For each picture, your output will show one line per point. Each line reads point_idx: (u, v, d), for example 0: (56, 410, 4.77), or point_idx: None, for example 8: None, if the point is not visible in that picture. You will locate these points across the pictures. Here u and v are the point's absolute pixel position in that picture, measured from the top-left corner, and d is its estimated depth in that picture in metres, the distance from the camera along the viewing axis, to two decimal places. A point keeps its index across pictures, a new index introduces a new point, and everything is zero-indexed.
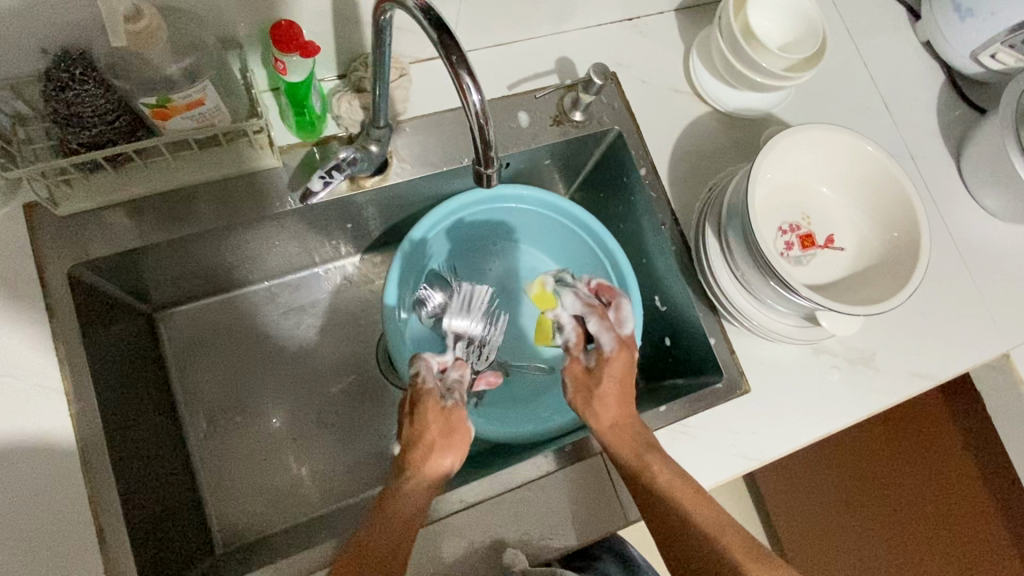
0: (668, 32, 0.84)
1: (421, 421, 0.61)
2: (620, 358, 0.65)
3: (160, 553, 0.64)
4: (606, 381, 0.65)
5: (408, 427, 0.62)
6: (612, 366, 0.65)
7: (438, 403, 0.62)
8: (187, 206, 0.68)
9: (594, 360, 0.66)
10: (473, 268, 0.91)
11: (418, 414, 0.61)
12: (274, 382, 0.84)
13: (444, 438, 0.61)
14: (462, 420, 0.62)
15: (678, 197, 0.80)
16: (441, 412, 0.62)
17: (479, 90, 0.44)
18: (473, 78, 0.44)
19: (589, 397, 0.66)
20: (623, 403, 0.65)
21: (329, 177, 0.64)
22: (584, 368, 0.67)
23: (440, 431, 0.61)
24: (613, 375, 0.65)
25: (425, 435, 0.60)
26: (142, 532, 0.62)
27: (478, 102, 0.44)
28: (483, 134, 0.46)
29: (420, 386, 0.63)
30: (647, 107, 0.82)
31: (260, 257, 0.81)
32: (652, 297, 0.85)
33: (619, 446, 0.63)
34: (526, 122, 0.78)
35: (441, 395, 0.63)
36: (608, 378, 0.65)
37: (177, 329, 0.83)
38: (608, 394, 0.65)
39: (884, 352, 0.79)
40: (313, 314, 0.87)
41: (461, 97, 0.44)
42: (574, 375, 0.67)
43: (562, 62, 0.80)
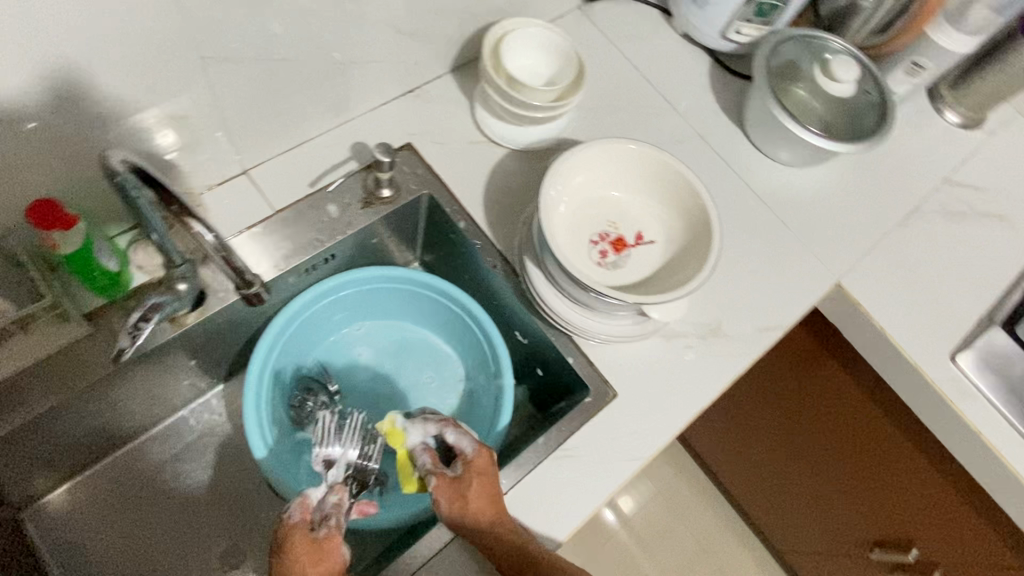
0: (448, 92, 0.89)
1: (291, 560, 0.57)
2: (479, 459, 0.67)
3: None
4: (473, 481, 0.66)
5: (277, 567, 0.58)
6: (472, 471, 0.67)
7: (309, 534, 0.59)
8: (5, 399, 0.65)
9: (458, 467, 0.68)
10: (341, 358, 0.92)
11: (287, 552, 0.58)
12: (166, 541, 0.81)
13: (316, 567, 0.57)
14: (336, 549, 0.59)
15: (500, 237, 0.83)
16: (312, 544, 0.59)
17: None
18: None
19: (461, 504, 0.65)
20: (492, 499, 0.66)
21: (137, 329, 0.64)
22: (450, 477, 0.67)
23: (312, 563, 0.58)
24: (484, 471, 0.67)
25: (294, 568, 0.57)
26: None
27: None
28: None
29: (290, 522, 0.60)
30: (449, 164, 0.86)
31: (114, 422, 0.79)
32: (514, 334, 0.88)
33: (497, 548, 0.63)
34: (337, 212, 0.80)
35: (311, 525, 0.60)
36: (475, 485, 0.66)
37: (48, 522, 0.79)
38: (478, 492, 0.65)
39: (729, 318, 0.85)
40: (191, 458, 0.85)
41: None
42: (441, 487, 0.67)
43: (356, 147, 0.84)
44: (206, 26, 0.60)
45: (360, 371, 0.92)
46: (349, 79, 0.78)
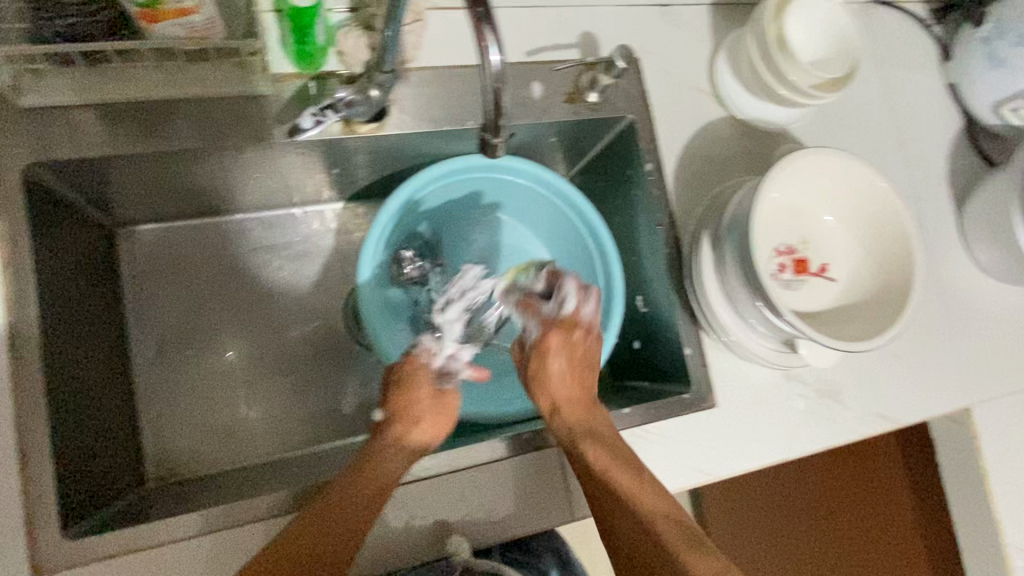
0: (697, 26, 0.81)
1: (410, 396, 0.66)
2: (553, 334, 0.66)
3: (91, 478, 0.62)
4: (545, 360, 0.66)
5: (396, 397, 0.66)
6: (548, 344, 0.66)
7: (433, 384, 0.67)
8: (165, 118, 0.62)
9: (533, 345, 0.68)
10: (458, 236, 0.87)
11: (410, 384, 0.66)
12: (232, 318, 0.80)
13: (432, 413, 0.66)
14: (451, 406, 0.67)
15: (679, 199, 0.77)
16: (434, 392, 0.66)
17: (500, 47, 0.43)
18: (497, 33, 0.42)
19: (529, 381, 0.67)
20: (566, 375, 0.65)
21: (322, 116, 0.61)
22: (524, 355, 0.69)
23: (430, 409, 0.66)
24: (553, 350, 0.66)
25: (415, 406, 0.65)
26: (72, 455, 0.60)
27: (497, 60, 0.43)
28: (496, 95, 0.46)
29: (414, 361, 0.67)
30: (665, 100, 0.78)
31: (239, 188, 0.76)
32: (635, 296, 0.83)
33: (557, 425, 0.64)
34: (539, 93, 0.73)
35: (433, 377, 0.68)
36: (556, 359, 0.66)
37: (139, 250, 0.78)
38: (545, 371, 0.66)
39: (852, 389, 0.78)
40: (284, 255, 0.83)
41: (481, 52, 0.43)
42: (519, 361, 0.70)
43: (585, 37, 0.76)
44: None
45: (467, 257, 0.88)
46: None
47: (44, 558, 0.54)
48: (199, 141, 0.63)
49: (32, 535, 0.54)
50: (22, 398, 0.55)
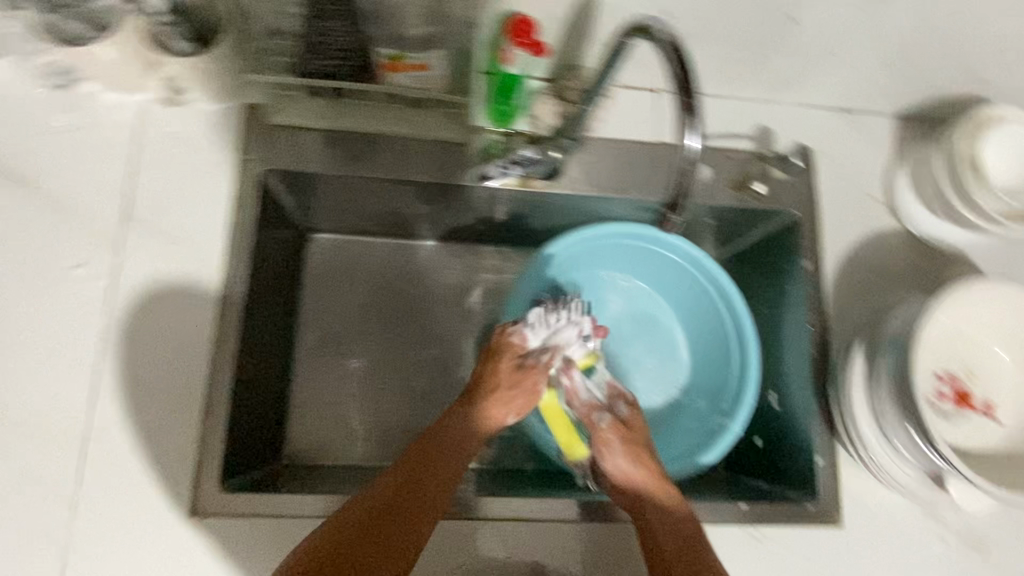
0: (879, 135, 0.80)
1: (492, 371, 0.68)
2: (638, 420, 0.71)
3: (247, 444, 0.70)
4: (638, 432, 0.70)
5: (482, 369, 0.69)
6: (637, 422, 0.71)
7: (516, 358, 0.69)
8: (374, 150, 0.72)
9: (625, 415, 0.71)
10: (596, 295, 0.90)
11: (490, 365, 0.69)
12: (380, 329, 0.87)
13: (510, 388, 0.68)
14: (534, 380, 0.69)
15: (835, 302, 0.75)
16: (513, 370, 0.69)
17: (697, 137, 0.47)
18: (697, 123, 0.46)
19: (621, 436, 0.69)
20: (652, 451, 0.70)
21: (507, 168, 0.70)
22: (616, 419, 0.70)
23: (508, 383, 0.68)
24: (640, 430, 0.70)
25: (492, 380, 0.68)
26: (240, 420, 0.68)
27: (692, 147, 0.47)
28: (682, 176, 0.49)
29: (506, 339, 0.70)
30: (833, 202, 0.77)
31: (412, 217, 0.85)
32: (768, 391, 0.81)
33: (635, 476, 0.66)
34: (707, 176, 0.76)
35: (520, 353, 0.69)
36: (637, 436, 0.70)
37: (319, 253, 0.89)
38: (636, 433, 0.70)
39: (1005, 545, 0.70)
40: (435, 283, 0.90)
41: (680, 139, 0.47)
42: (614, 426, 0.69)
43: (762, 130, 0.78)
44: None
45: (601, 316, 0.90)
46: (811, 67, 0.73)
47: (199, 502, 0.61)
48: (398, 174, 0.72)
49: (196, 477, 0.62)
50: (216, 362, 0.65)
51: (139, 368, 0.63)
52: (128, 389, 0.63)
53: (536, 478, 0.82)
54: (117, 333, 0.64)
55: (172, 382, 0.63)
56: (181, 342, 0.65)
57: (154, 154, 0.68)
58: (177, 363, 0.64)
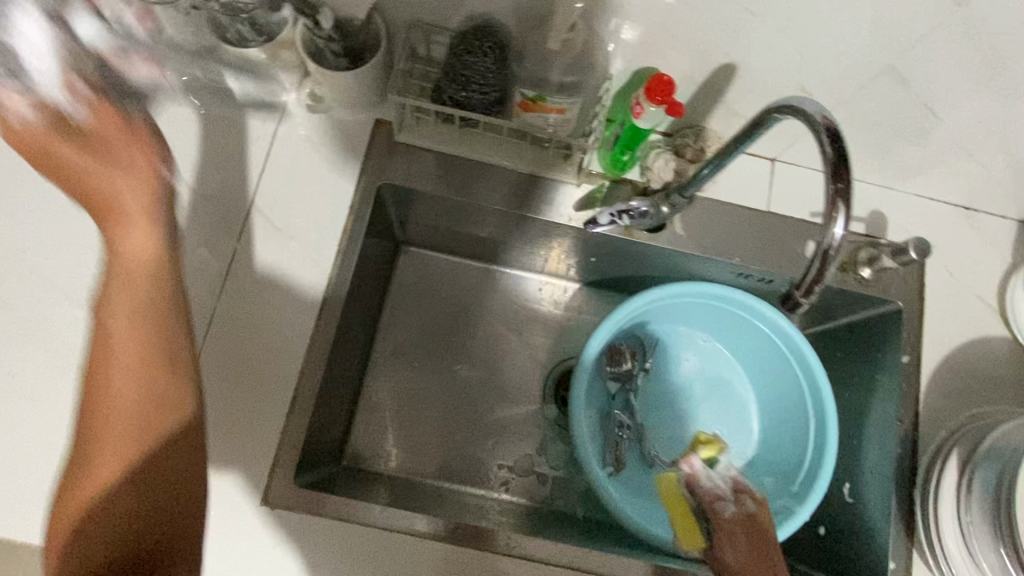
0: (998, 238, 0.77)
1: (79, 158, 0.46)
2: (767, 515, 0.60)
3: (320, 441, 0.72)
4: (766, 531, 0.57)
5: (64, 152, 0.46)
6: (768, 521, 0.59)
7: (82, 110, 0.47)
8: (487, 179, 0.74)
9: (752, 507, 0.60)
10: (673, 350, 0.90)
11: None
12: (455, 348, 0.88)
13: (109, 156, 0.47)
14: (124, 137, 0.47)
15: (929, 402, 0.72)
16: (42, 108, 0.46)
17: (845, 228, 0.48)
18: (847, 213, 0.47)
19: (745, 531, 0.57)
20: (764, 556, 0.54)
21: (617, 217, 0.70)
22: (743, 513, 0.59)
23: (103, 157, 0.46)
24: (770, 530, 0.58)
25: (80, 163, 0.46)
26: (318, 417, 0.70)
27: (838, 237, 0.48)
28: (821, 264, 0.50)
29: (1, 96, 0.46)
30: (941, 298, 0.75)
31: (505, 245, 0.86)
32: (841, 481, 0.78)
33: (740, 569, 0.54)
34: (812, 252, 0.75)
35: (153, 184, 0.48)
36: (764, 530, 0.58)
37: (409, 265, 0.91)
38: (763, 538, 0.56)
39: None
40: (515, 312, 0.91)
41: (826, 226, 0.48)
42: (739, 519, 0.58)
43: (875, 214, 0.76)
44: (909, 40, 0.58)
45: (674, 373, 0.89)
46: (937, 158, 0.71)
47: (272, 489, 0.63)
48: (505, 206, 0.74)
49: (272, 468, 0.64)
50: (308, 357, 0.67)
51: (237, 353, 0.66)
52: (224, 372, 0.66)
53: (586, 527, 0.81)
54: (223, 317, 0.67)
55: (266, 369, 0.66)
56: (280, 335, 0.67)
57: (283, 153, 0.72)
58: (273, 352, 0.67)
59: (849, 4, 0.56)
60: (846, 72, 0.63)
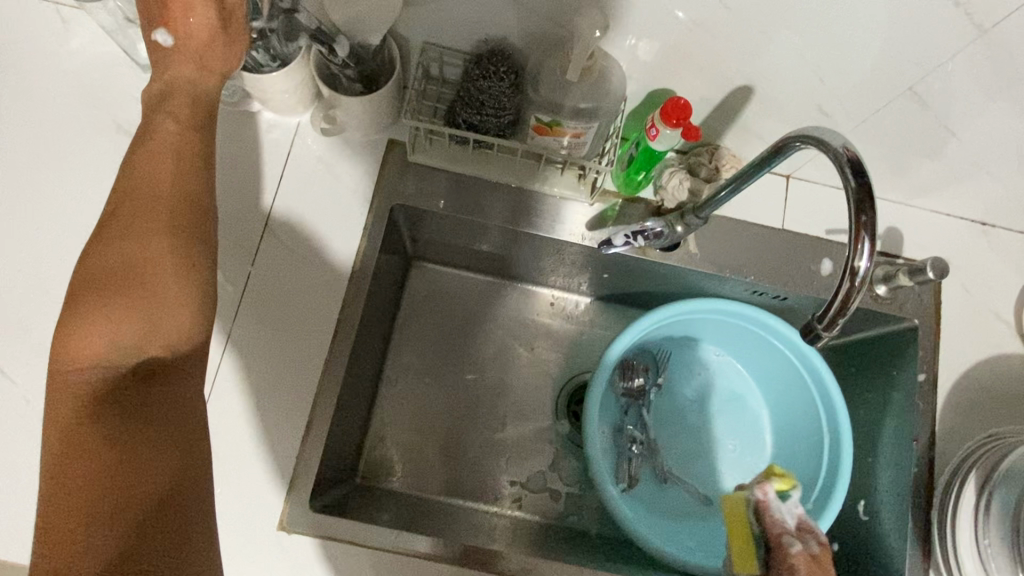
0: (1015, 254, 0.77)
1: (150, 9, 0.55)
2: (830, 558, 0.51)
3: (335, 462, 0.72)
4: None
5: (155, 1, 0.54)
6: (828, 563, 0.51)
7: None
8: (501, 199, 0.74)
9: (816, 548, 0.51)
10: (685, 364, 0.90)
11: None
12: (467, 364, 0.88)
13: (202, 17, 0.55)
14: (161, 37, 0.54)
15: (946, 420, 0.71)
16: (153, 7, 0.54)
17: (870, 258, 0.46)
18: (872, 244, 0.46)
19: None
20: None
21: (632, 239, 0.69)
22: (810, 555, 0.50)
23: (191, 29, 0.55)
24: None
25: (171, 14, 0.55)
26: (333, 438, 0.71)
27: (866, 268, 0.46)
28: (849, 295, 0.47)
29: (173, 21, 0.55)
30: (957, 315, 0.74)
31: (517, 261, 0.86)
32: (856, 498, 0.77)
33: None
34: (827, 270, 0.74)
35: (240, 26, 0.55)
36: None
37: (421, 281, 0.91)
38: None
39: None
40: (526, 326, 0.91)
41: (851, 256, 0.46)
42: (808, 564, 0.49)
43: (890, 230, 0.76)
44: (926, 64, 0.57)
45: (686, 388, 0.90)
46: (953, 176, 0.71)
47: (288, 512, 0.63)
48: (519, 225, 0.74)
49: (289, 493, 0.64)
50: (323, 380, 0.67)
51: (252, 375, 0.67)
52: (239, 395, 0.66)
53: (599, 544, 0.81)
54: (237, 340, 0.67)
55: (281, 392, 0.66)
56: (295, 358, 0.68)
57: (296, 173, 0.72)
58: (287, 374, 0.67)
59: (866, 28, 0.55)
60: (862, 94, 0.62)
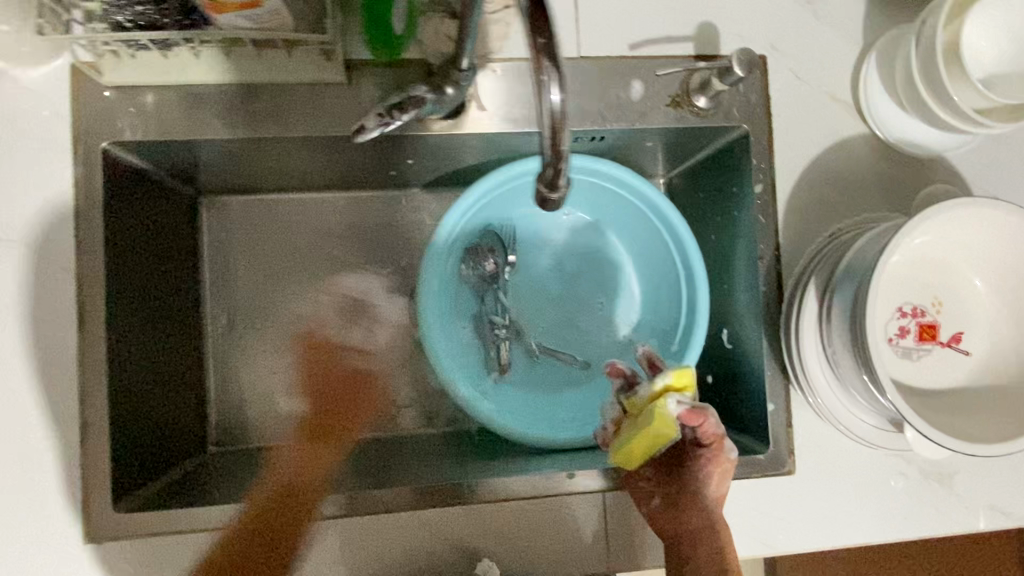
0: (847, 20, 0.67)
1: None
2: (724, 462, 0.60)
3: (157, 447, 0.66)
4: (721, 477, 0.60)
5: None
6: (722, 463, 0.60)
7: None
8: (244, 105, 0.60)
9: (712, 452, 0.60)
10: (534, 234, 0.82)
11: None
12: (301, 294, 0.80)
13: None
14: None
15: (790, 230, 0.66)
16: None
17: (558, 89, 0.40)
18: (558, 75, 0.40)
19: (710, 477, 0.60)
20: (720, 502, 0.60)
21: (388, 117, 0.54)
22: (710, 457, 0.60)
23: None
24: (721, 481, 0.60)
25: None
26: (137, 429, 0.64)
27: (553, 101, 0.41)
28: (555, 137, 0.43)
29: None
30: (789, 110, 0.66)
31: (312, 172, 0.74)
32: (720, 329, 0.74)
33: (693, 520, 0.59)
34: (638, 94, 0.64)
35: None
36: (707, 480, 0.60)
37: (220, 220, 0.79)
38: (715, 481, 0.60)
39: (967, 473, 0.67)
40: (354, 238, 0.81)
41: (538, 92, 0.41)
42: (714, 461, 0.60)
43: (703, 27, 0.65)
44: None
45: (542, 257, 0.82)
46: None
47: (94, 522, 0.58)
48: (274, 133, 0.60)
49: (88, 500, 0.58)
50: (88, 375, 0.59)
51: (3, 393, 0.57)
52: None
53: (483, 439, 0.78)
54: None
55: (45, 402, 0.58)
56: (49, 358, 0.58)
57: None
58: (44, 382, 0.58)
59: None
60: None
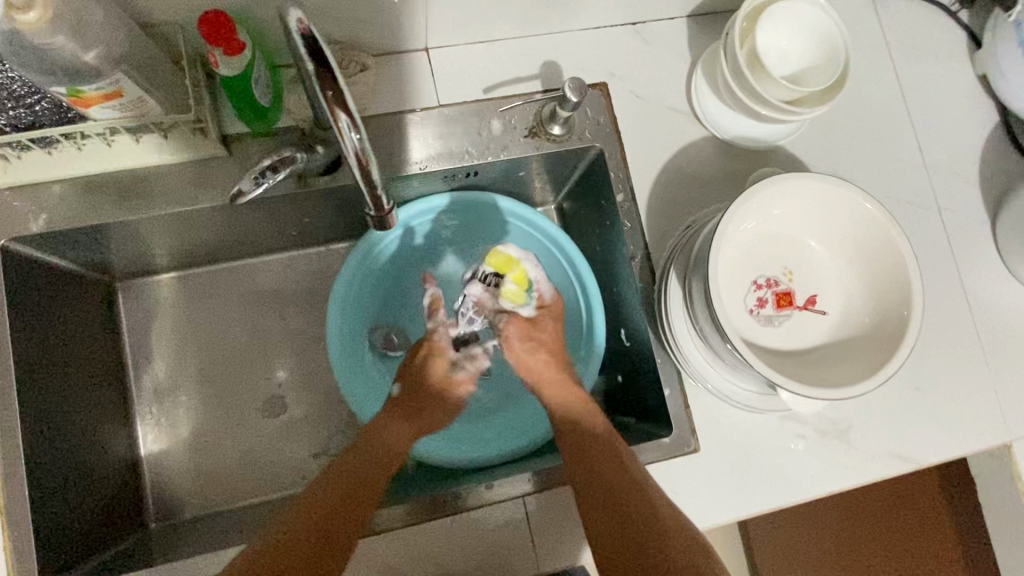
0: (673, 41, 0.76)
1: None
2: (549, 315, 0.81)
3: (98, 524, 0.69)
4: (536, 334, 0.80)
5: None
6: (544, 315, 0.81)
7: None
8: (135, 186, 0.65)
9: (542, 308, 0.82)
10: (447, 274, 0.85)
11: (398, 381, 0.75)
12: (226, 357, 0.83)
13: None
14: None
15: (654, 228, 0.73)
16: None
17: (356, 128, 0.43)
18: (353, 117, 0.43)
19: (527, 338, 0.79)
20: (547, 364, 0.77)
21: (262, 177, 0.59)
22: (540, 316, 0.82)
23: None
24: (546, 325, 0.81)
25: None
26: (73, 509, 0.66)
27: (354, 140, 0.44)
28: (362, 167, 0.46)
29: None
30: (636, 125, 0.74)
31: (217, 245, 0.79)
32: (618, 330, 0.79)
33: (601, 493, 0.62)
34: (498, 129, 0.71)
35: None
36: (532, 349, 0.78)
37: (139, 301, 0.82)
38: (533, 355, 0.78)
39: (860, 425, 0.72)
40: (270, 300, 0.85)
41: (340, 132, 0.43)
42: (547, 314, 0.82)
43: (547, 67, 0.74)
44: None
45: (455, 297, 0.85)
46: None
47: None
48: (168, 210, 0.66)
49: None
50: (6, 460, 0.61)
51: None
52: None
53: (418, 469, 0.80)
54: None
55: None
56: None
57: None
58: None
59: None
60: None
